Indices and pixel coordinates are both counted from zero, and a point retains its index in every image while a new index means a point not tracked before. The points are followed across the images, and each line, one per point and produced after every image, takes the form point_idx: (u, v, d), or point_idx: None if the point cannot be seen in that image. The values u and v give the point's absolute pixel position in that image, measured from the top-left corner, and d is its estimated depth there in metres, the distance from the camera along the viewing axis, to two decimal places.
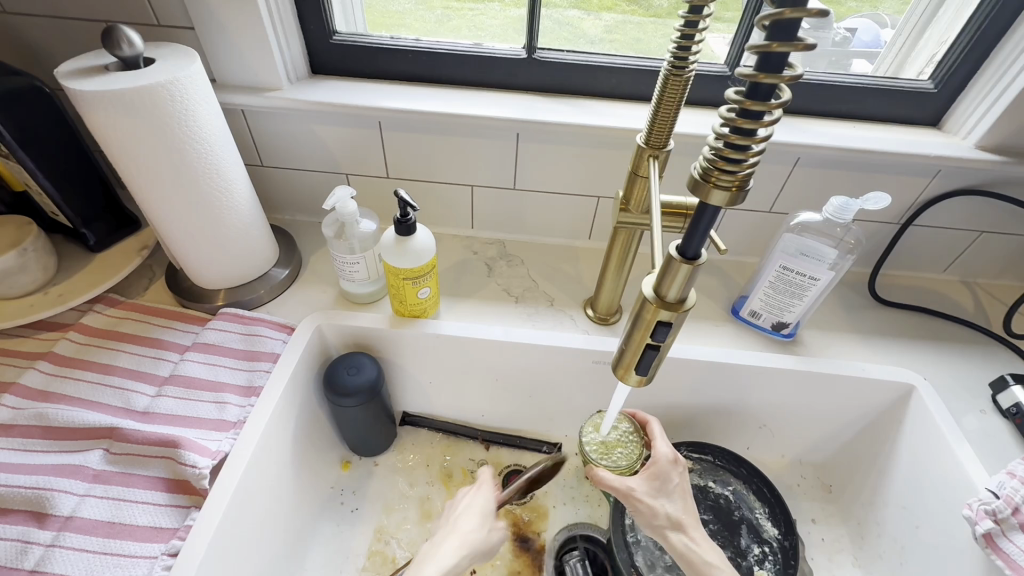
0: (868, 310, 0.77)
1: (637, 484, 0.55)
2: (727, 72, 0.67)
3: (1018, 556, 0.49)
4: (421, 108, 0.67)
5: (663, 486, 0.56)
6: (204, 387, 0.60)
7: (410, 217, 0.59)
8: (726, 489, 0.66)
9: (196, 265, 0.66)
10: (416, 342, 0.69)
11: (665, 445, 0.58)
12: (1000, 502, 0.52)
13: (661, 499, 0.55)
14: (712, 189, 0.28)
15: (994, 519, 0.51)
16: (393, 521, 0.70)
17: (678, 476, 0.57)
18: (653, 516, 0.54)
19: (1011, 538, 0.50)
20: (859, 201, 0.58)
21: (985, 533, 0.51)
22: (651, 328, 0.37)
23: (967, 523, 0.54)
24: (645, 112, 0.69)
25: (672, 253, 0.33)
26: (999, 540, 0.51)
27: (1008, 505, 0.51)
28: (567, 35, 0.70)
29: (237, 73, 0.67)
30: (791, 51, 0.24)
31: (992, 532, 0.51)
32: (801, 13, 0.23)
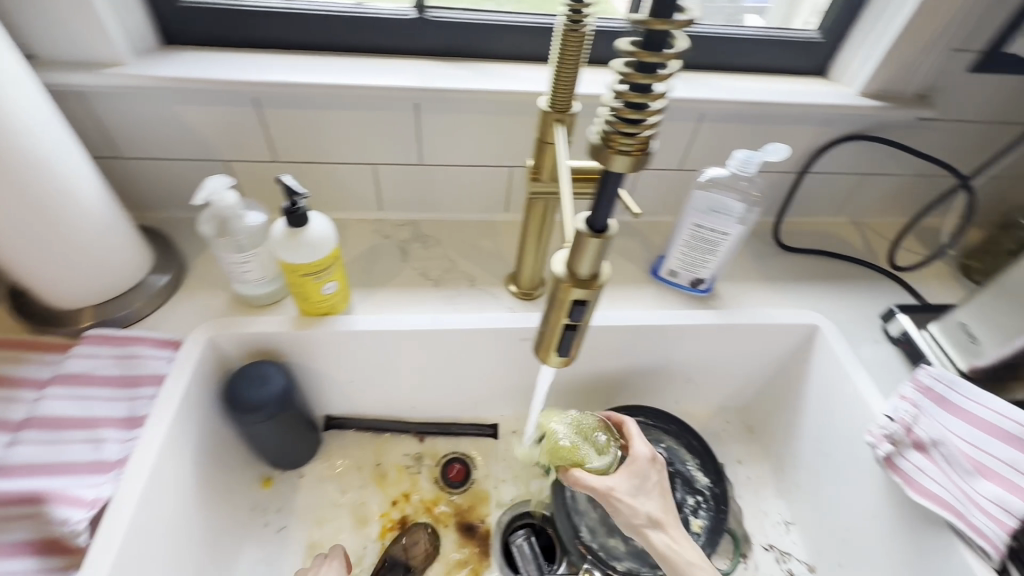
0: (774, 258, 0.80)
1: (616, 483, 0.54)
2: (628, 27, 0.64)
3: (913, 472, 0.56)
4: (301, 80, 0.59)
5: (643, 484, 0.55)
6: (73, 426, 0.51)
7: (300, 206, 0.53)
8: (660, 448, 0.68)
9: (45, 283, 0.55)
10: (328, 341, 0.63)
11: (643, 445, 0.57)
12: (894, 427, 0.58)
13: (640, 499, 0.54)
14: (614, 155, 0.25)
15: (891, 442, 0.58)
16: (326, 533, 0.65)
17: (657, 476, 0.57)
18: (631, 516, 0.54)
19: (906, 457, 0.57)
20: (760, 153, 0.59)
21: (885, 456, 0.57)
22: (567, 308, 0.34)
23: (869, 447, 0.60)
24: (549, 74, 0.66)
25: (582, 227, 0.31)
26: (896, 460, 0.57)
27: (902, 427, 0.57)
28: None
29: (64, 48, 0.55)
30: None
31: (891, 454, 0.57)
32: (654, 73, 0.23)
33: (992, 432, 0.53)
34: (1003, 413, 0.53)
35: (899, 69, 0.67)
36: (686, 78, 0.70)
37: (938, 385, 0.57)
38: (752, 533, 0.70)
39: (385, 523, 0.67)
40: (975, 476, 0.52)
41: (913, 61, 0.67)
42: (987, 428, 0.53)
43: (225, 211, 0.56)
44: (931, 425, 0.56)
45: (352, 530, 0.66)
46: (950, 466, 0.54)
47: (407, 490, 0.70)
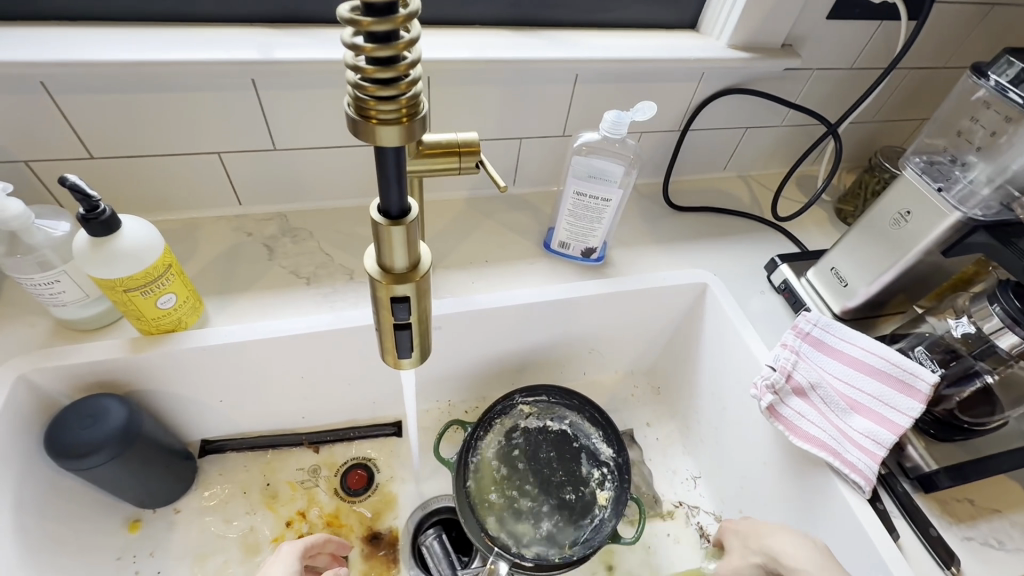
0: (665, 219, 0.80)
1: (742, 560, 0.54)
2: None
3: (794, 419, 0.56)
4: (94, 58, 0.49)
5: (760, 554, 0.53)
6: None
7: (102, 209, 0.44)
8: (565, 425, 0.67)
9: None
10: (180, 361, 0.56)
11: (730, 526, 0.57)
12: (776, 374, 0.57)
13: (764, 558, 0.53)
14: (376, 126, 0.21)
15: (773, 391, 0.57)
16: (210, 571, 0.59)
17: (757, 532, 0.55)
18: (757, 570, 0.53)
19: (787, 404, 0.57)
20: (629, 113, 0.56)
21: (768, 406, 0.57)
22: (389, 307, 0.30)
23: (754, 399, 0.59)
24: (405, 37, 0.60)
25: (376, 216, 0.26)
26: (779, 409, 0.56)
27: (783, 374, 0.57)
28: None
29: None
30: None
31: (773, 403, 0.56)
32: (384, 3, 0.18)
33: (862, 369, 0.57)
34: (871, 349, 0.57)
35: (762, 18, 0.67)
36: (555, 37, 0.66)
37: (815, 330, 0.60)
38: (663, 493, 0.71)
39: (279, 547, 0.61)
40: (848, 413, 0.56)
41: (774, 10, 0.66)
42: (857, 365, 0.57)
43: (12, 223, 0.46)
44: (812, 370, 0.58)
45: (240, 562, 0.60)
46: (827, 407, 0.56)
47: (303, 507, 0.64)
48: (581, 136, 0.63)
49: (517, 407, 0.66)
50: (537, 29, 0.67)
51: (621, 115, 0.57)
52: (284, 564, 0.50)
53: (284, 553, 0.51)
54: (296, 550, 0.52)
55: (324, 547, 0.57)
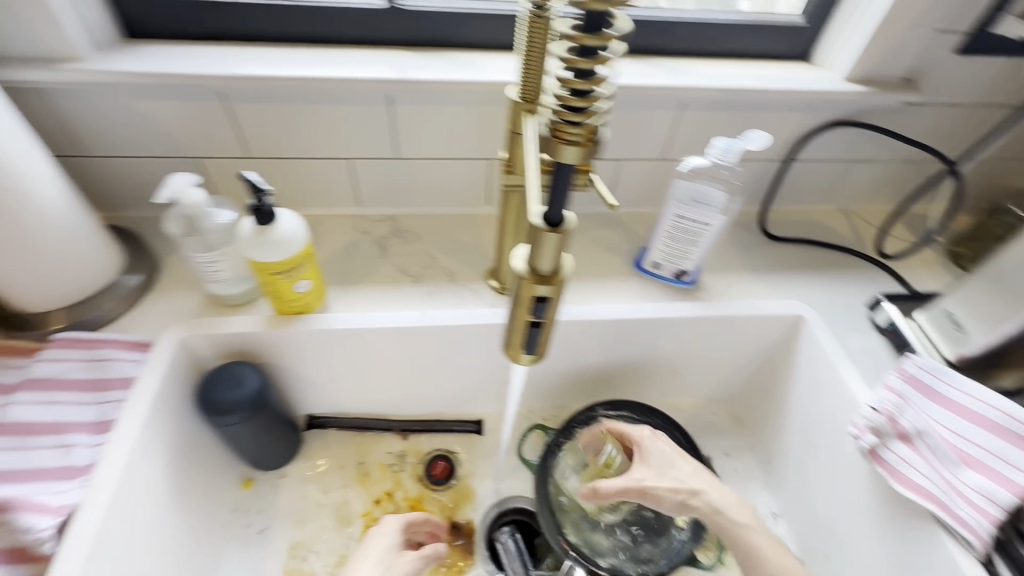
0: (760, 248, 0.79)
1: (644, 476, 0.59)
2: None
3: (898, 464, 0.55)
4: (267, 73, 0.57)
5: (666, 465, 0.60)
6: (46, 435, 0.51)
7: (267, 202, 0.51)
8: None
9: (10, 287, 0.54)
10: (304, 341, 0.62)
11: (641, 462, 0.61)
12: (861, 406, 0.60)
13: (664, 475, 0.59)
14: (562, 146, 0.24)
15: (875, 433, 0.57)
16: (309, 534, 0.65)
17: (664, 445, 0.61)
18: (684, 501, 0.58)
19: (891, 448, 0.56)
20: (740, 141, 0.58)
21: (869, 448, 0.57)
22: (529, 306, 0.33)
23: (854, 439, 0.59)
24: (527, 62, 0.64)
25: (537, 222, 0.30)
26: (881, 452, 0.56)
27: (886, 417, 0.57)
28: None
29: (16, 43, 0.53)
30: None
31: (875, 445, 0.56)
32: (597, 43, 0.21)
33: (977, 421, 0.52)
34: (984, 399, 0.52)
35: (883, 51, 0.66)
36: (665, 65, 0.68)
37: (924, 375, 0.56)
38: None
39: (368, 522, 0.66)
40: (960, 466, 0.51)
41: (896, 44, 0.65)
42: (972, 417, 0.53)
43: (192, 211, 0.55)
44: (914, 415, 0.55)
45: (335, 531, 0.65)
46: (935, 457, 0.53)
47: (391, 488, 0.69)
48: (688, 159, 0.64)
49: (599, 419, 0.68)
50: (650, 57, 0.69)
51: (732, 143, 0.58)
52: (386, 535, 0.56)
53: (387, 524, 0.57)
54: (398, 524, 0.57)
55: (421, 526, 0.62)
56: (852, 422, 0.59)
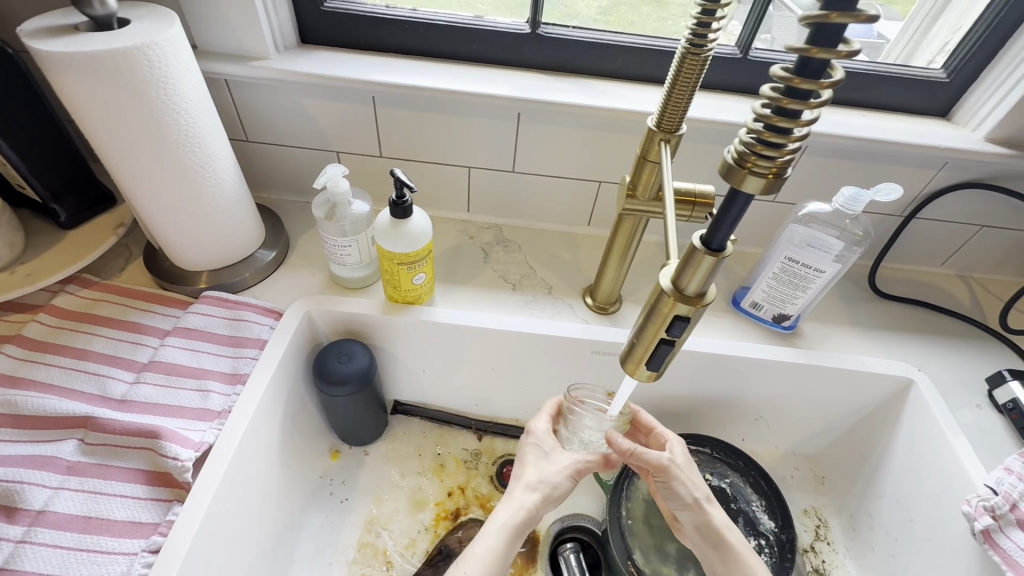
0: (867, 303, 0.76)
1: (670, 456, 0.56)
2: (738, 55, 0.65)
3: (1015, 553, 0.50)
4: (417, 84, 0.63)
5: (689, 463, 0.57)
6: (189, 379, 0.57)
7: (406, 198, 0.56)
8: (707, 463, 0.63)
9: (177, 246, 0.62)
10: (410, 330, 0.67)
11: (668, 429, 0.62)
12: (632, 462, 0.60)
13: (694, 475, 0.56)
14: (747, 175, 0.26)
15: (992, 515, 0.52)
16: (384, 512, 0.68)
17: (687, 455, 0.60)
18: (686, 494, 0.54)
19: (1008, 534, 0.51)
20: (870, 192, 0.57)
21: (983, 529, 0.52)
22: (668, 322, 0.35)
23: (965, 518, 0.54)
24: (653, 95, 0.67)
25: (696, 244, 0.31)
26: (996, 536, 0.51)
27: (1006, 500, 0.51)
28: (573, 12, 0.67)
29: (219, 40, 0.63)
30: (848, 23, 0.21)
31: (990, 528, 0.51)
32: (813, 85, 0.23)
33: None
34: None
35: None
36: None
37: None
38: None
39: (439, 511, 0.69)
40: None
41: None
42: None
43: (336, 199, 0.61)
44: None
45: (408, 513, 0.68)
46: None
47: (463, 483, 0.71)
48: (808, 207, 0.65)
49: None
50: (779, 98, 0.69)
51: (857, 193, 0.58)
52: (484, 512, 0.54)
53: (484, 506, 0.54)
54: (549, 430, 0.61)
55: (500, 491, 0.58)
56: (964, 499, 0.55)
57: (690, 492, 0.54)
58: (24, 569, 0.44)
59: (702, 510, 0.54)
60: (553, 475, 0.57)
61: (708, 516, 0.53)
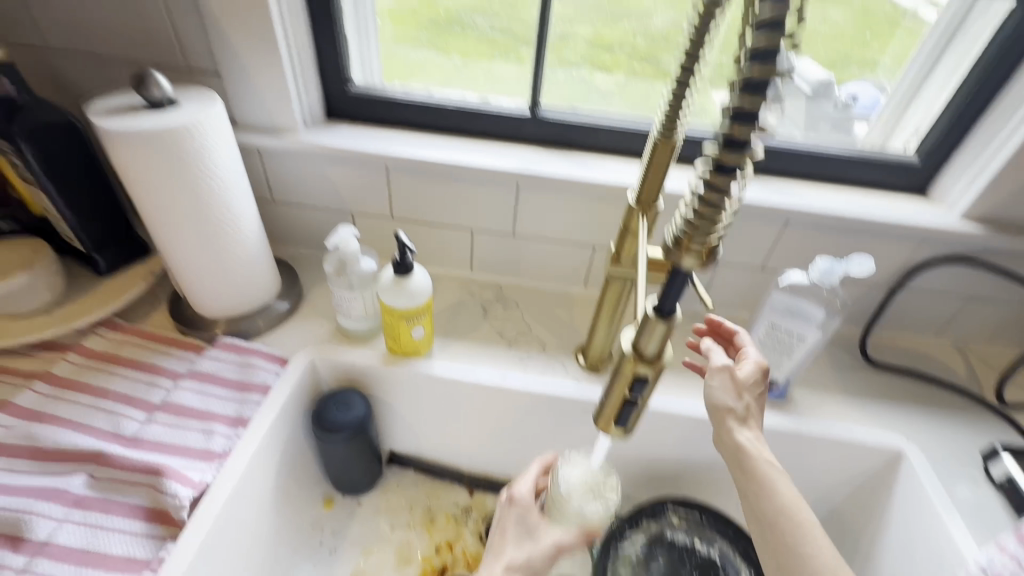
0: (857, 371, 0.77)
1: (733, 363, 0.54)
2: None
3: None
4: (426, 156, 0.71)
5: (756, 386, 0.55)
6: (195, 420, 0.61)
7: (408, 258, 0.61)
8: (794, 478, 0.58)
9: (199, 295, 0.68)
10: (408, 382, 0.70)
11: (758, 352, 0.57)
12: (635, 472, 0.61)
13: (743, 393, 0.54)
14: (684, 253, 0.30)
15: None
16: (371, 565, 0.68)
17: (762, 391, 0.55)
18: (724, 398, 0.53)
19: None
20: (844, 264, 0.60)
21: None
22: (630, 381, 0.38)
23: None
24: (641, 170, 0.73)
25: (650, 310, 0.35)
26: None
27: None
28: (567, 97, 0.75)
29: (254, 116, 0.71)
30: (750, 132, 0.27)
31: None
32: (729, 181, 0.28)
33: None
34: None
35: (1005, 196, 0.66)
36: (773, 185, 0.73)
37: None
38: None
39: (425, 567, 0.69)
40: None
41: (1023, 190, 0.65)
42: None
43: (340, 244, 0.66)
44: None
45: (395, 568, 0.68)
46: None
47: (452, 539, 0.72)
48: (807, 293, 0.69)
49: (667, 516, 0.67)
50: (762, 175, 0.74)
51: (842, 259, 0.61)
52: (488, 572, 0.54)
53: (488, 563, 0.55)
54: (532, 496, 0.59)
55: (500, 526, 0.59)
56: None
57: (734, 399, 0.53)
58: None
59: (730, 411, 0.53)
60: (534, 558, 0.55)
61: (734, 437, 0.51)
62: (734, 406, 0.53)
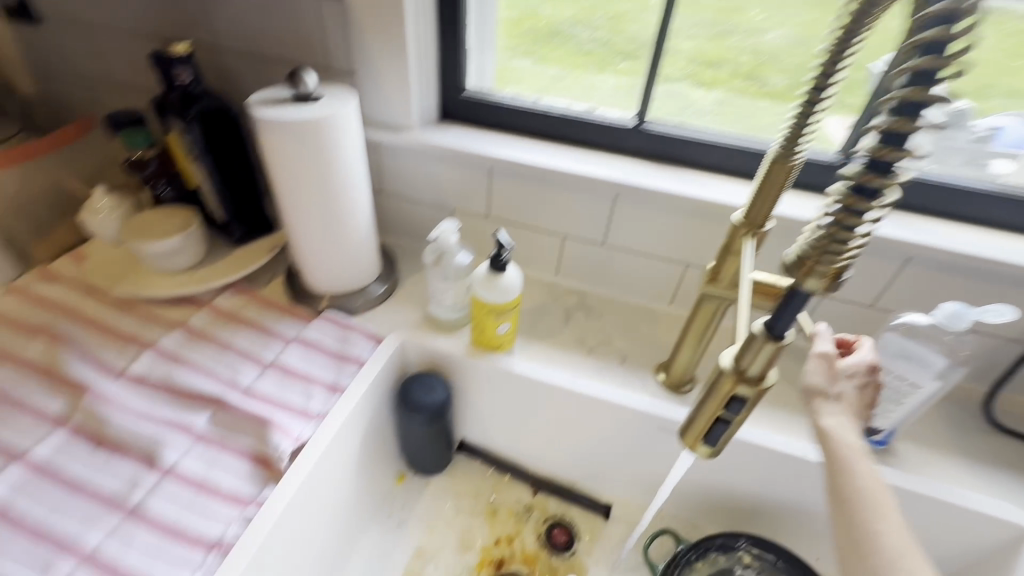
0: (977, 433, 0.68)
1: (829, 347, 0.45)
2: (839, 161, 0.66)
3: None
4: (529, 160, 0.73)
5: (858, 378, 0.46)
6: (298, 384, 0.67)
7: (504, 256, 0.64)
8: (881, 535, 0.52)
9: (313, 270, 0.75)
10: (487, 375, 0.73)
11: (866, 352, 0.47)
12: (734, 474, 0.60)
13: (838, 383, 0.45)
14: (808, 273, 0.31)
15: None
16: (434, 544, 0.71)
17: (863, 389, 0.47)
18: (817, 379, 0.45)
19: None
20: (977, 311, 0.54)
21: None
22: (725, 400, 0.37)
23: None
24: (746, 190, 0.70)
25: (758, 330, 0.34)
26: None
27: None
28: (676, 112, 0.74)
29: (378, 113, 0.78)
30: (914, 130, 0.26)
31: None
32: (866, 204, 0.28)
33: None
34: None
35: None
36: (897, 218, 0.67)
37: None
38: None
39: (483, 557, 0.71)
40: None
41: None
42: None
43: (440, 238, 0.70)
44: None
45: (455, 551, 0.71)
46: None
47: (512, 534, 0.73)
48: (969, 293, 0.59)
49: (739, 551, 0.64)
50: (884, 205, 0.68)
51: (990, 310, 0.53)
52: None
53: None
54: None
55: None
56: None
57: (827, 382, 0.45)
58: (151, 511, 0.53)
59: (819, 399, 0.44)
60: None
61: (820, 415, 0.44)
62: (825, 389, 0.45)
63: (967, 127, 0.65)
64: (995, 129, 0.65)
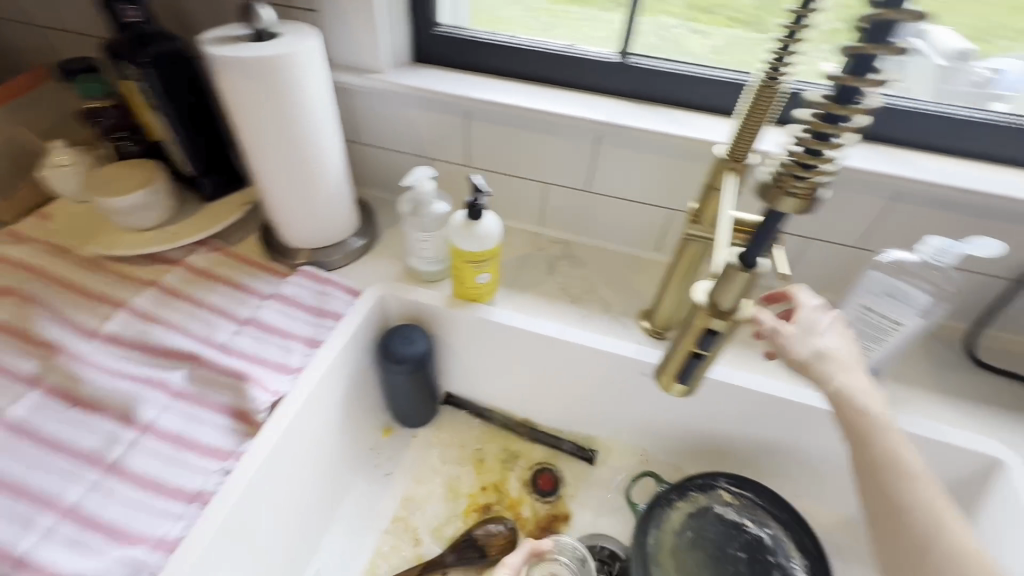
0: (959, 372, 0.68)
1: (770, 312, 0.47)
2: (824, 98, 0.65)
3: None
4: (506, 102, 0.69)
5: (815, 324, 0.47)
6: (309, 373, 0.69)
7: (480, 202, 0.62)
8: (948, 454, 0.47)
9: (286, 224, 0.73)
10: (470, 326, 0.72)
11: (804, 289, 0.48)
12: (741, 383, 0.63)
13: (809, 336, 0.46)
14: (783, 194, 0.28)
15: None
16: (421, 492, 0.72)
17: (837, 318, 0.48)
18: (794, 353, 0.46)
19: None
20: (965, 244, 0.53)
21: None
22: (698, 335, 0.36)
23: None
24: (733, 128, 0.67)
25: (733, 261, 0.33)
26: None
27: None
28: (660, 46, 0.70)
29: (345, 54, 0.73)
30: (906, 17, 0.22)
31: None
32: (846, 113, 0.25)
33: None
34: None
35: None
36: (887, 153, 0.65)
37: None
38: None
39: (470, 503, 0.72)
40: None
41: None
42: None
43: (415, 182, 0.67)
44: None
45: (443, 498, 0.72)
46: None
47: (498, 481, 0.74)
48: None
49: (718, 490, 0.65)
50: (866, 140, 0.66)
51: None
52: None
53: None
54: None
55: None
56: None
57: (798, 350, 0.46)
58: (130, 466, 0.53)
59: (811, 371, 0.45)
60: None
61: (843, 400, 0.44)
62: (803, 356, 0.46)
63: (969, 69, 0.64)
64: (998, 71, 0.64)
